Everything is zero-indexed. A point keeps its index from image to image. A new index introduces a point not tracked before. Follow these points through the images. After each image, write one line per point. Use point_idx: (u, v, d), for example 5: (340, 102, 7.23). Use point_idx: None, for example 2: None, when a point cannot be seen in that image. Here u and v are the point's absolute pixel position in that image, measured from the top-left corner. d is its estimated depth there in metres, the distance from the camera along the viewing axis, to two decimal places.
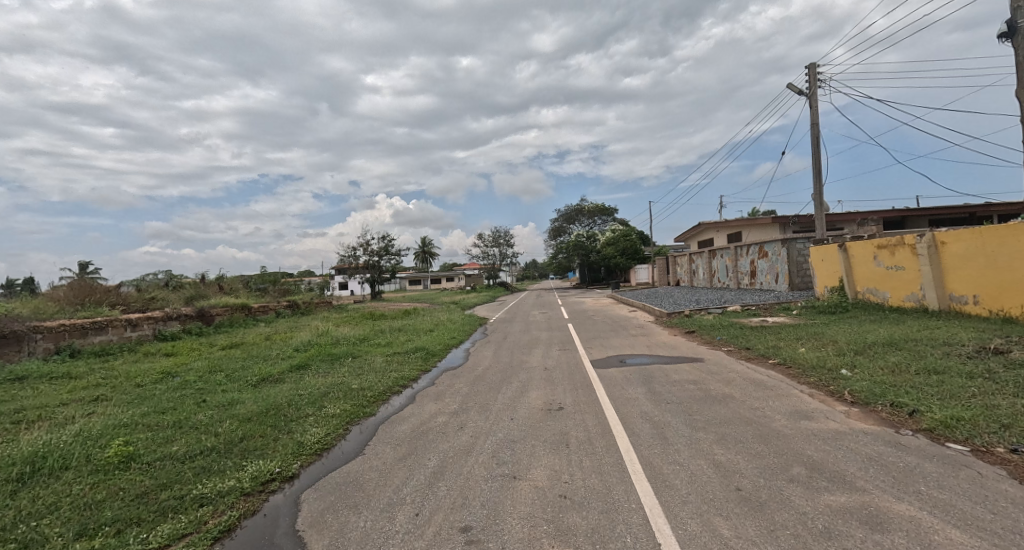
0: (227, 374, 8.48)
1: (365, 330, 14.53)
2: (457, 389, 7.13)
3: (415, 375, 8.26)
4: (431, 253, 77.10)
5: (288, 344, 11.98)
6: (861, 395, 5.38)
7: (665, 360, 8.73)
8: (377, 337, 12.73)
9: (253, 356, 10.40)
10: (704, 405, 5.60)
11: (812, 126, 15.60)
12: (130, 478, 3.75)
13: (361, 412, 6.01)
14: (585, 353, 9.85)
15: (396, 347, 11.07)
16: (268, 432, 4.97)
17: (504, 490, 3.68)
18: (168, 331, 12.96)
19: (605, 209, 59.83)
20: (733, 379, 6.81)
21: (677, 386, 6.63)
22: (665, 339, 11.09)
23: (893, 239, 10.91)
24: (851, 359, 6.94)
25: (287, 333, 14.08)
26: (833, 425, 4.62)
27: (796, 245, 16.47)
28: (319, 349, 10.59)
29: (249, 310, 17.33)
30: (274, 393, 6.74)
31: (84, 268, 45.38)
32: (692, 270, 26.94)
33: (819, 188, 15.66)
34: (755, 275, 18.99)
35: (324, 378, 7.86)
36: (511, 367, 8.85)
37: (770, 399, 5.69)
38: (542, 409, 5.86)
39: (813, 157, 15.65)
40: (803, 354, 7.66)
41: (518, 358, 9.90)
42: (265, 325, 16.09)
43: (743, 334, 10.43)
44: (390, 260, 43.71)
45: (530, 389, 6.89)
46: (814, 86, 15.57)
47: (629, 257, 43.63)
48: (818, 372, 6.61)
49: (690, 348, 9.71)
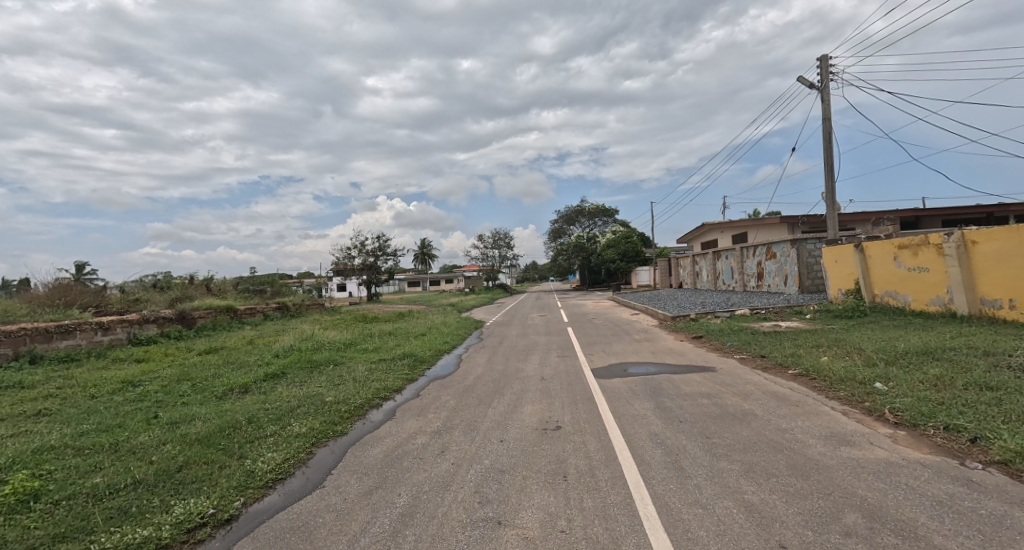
0: (194, 384, 7.74)
1: (354, 334, 13.79)
2: (442, 403, 6.39)
3: (398, 386, 7.51)
4: (430, 254, 76.58)
5: (269, 349, 11.25)
6: (906, 415, 4.63)
7: (673, 369, 7.99)
8: (366, 343, 11.97)
9: (228, 364, 9.66)
10: (723, 425, 4.86)
11: (824, 121, 14.89)
12: (22, 526, 3.02)
13: (331, 431, 5.27)
14: (585, 360, 9.12)
15: (383, 353, 10.33)
16: (215, 458, 4.24)
17: (485, 542, 2.95)
18: (144, 334, 12.21)
19: (606, 210, 59.11)
20: (752, 393, 6.06)
21: (690, 400, 5.89)
22: (671, 346, 10.35)
23: (916, 239, 10.18)
24: (882, 370, 6.21)
25: (271, 337, 13.34)
26: (881, 453, 3.88)
27: (807, 245, 15.75)
28: (299, 356, 9.84)
29: (235, 313, 16.60)
30: (236, 407, 5.98)
31: (80, 269, 45.22)
32: (696, 271, 26.22)
33: (831, 186, 14.93)
34: (763, 277, 18.23)
35: (297, 389, 7.11)
36: (505, 376, 8.11)
37: (798, 418, 4.95)
38: (537, 428, 5.12)
39: (825, 153, 14.93)
40: (828, 364, 6.92)
41: (513, 365, 9.17)
42: (250, 328, 15.35)
43: (755, 340, 9.69)
44: (387, 261, 43.03)
45: (524, 404, 6.15)
46: (825, 80, 14.87)
47: (630, 258, 42.90)
48: (849, 385, 5.87)
49: (700, 356, 8.96)
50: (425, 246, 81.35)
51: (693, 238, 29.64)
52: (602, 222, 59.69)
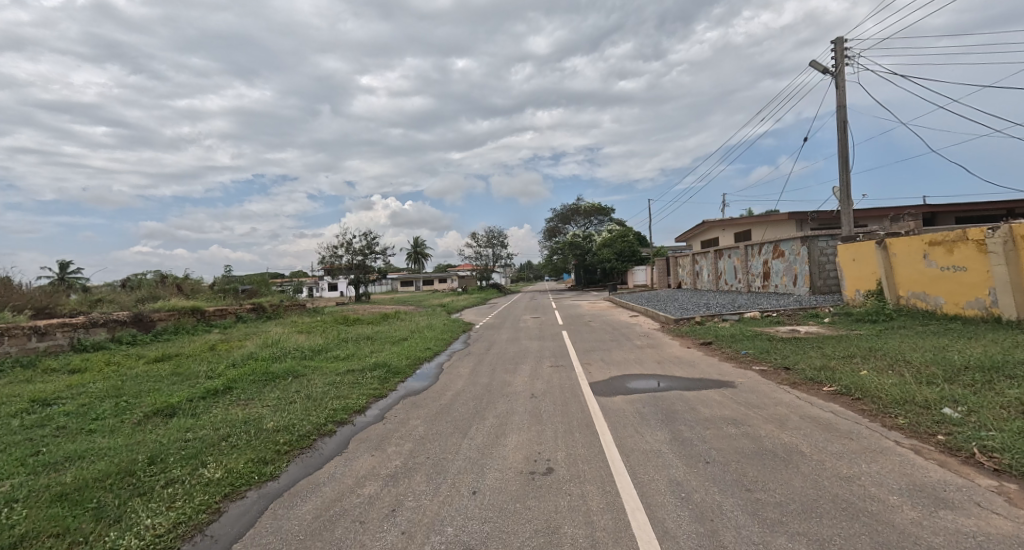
0: (119, 402, 6.48)
1: (327, 339, 12.52)
2: (407, 432, 5.20)
3: (361, 406, 6.31)
4: (423, 254, 75.30)
5: (228, 356, 10.00)
6: (1008, 458, 3.51)
7: (686, 384, 6.82)
8: (338, 350, 10.72)
9: (174, 376, 8.38)
10: (766, 471, 3.69)
11: (839, 109, 13.83)
12: None
13: (256, 472, 4.04)
14: (582, 372, 7.97)
15: (354, 363, 9.11)
16: (72, 528, 3.02)
17: None
18: (90, 339, 10.89)
19: (602, 209, 58.04)
20: (788, 418, 4.92)
21: (713, 429, 4.75)
22: (679, 354, 9.20)
23: (951, 234, 9.13)
24: (946, 389, 5.09)
25: (235, 342, 12.07)
26: (1003, 525, 2.75)
27: (818, 243, 14.69)
28: (256, 366, 8.58)
29: (202, 314, 15.26)
30: (147, 438, 4.73)
31: (61, 266, 43.93)
32: (696, 271, 25.18)
33: (846, 180, 13.88)
34: (770, 276, 17.19)
35: (238, 411, 5.87)
36: (488, 392, 6.93)
37: (860, 459, 3.81)
38: (522, 474, 3.94)
39: (840, 143, 13.87)
40: (872, 380, 5.80)
41: (500, 377, 7.99)
42: (218, 332, 14.09)
43: (774, 348, 8.57)
44: (376, 260, 41.67)
45: (507, 433, 4.97)
46: (840, 64, 13.83)
47: (627, 258, 41.80)
48: (910, 410, 4.73)
49: (713, 368, 7.82)
50: (418, 246, 79.97)
51: (693, 237, 28.58)
52: (597, 222, 58.66)
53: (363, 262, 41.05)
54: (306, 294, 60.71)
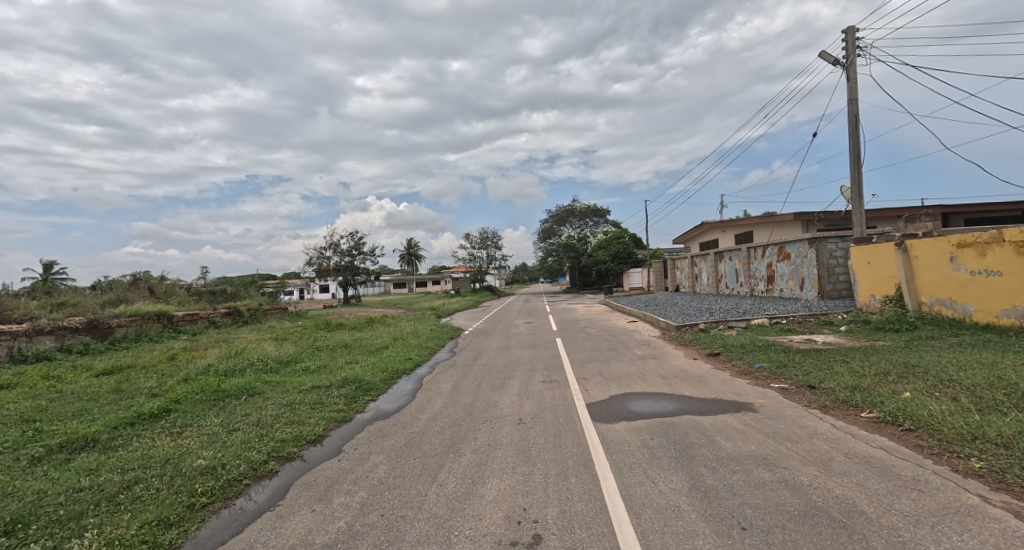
0: (29, 429, 5.42)
1: (300, 347, 11.50)
2: (363, 475, 4.20)
3: (317, 435, 5.31)
4: (416, 255, 74.24)
5: (183, 368, 8.93)
6: None
7: (698, 406, 5.90)
8: (308, 361, 9.64)
9: (111, 392, 7.28)
10: (825, 546, 2.76)
11: (850, 102, 13.02)
12: None
13: (146, 543, 3.03)
14: (578, 390, 7.03)
15: (322, 378, 8.09)
16: None
17: None
18: (33, 349, 9.81)
19: (597, 210, 57.30)
20: (833, 458, 3.98)
21: (741, 473, 3.82)
22: (686, 368, 8.27)
23: (983, 236, 8.29)
24: (1020, 420, 4.18)
25: (197, 351, 10.97)
26: None
27: (827, 245, 13.86)
28: (209, 381, 7.53)
29: (170, 320, 14.15)
30: (24, 489, 3.67)
31: (45, 267, 42.69)
32: (695, 274, 24.36)
33: (857, 178, 13.06)
34: (775, 280, 16.38)
35: (164, 444, 4.83)
36: (470, 416, 5.97)
37: (946, 527, 2.88)
38: (500, 546, 2.97)
39: (851, 139, 13.06)
40: (920, 406, 4.90)
41: (485, 396, 7.04)
42: (184, 339, 13.01)
43: (792, 361, 7.68)
44: (365, 261, 40.53)
45: (486, 478, 4.01)
46: (851, 55, 13.05)
47: (623, 260, 40.94)
48: (983, 448, 3.83)
49: (726, 385, 6.91)
50: (412, 247, 78.72)
51: (691, 239, 27.74)
52: (592, 224, 57.90)
53: (352, 263, 39.91)
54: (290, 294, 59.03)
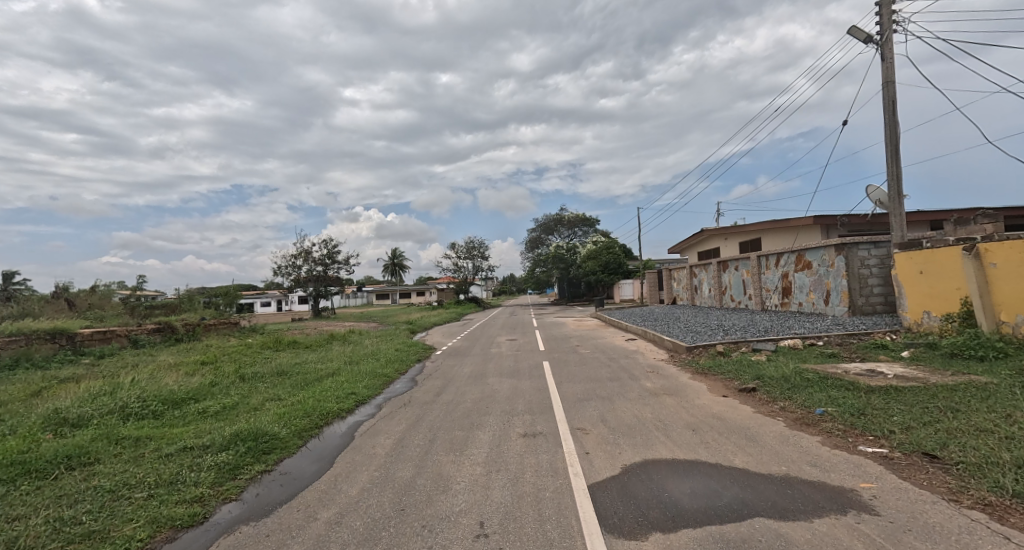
0: None
1: (216, 377, 9.01)
2: None
3: None
4: (399, 265, 71.76)
5: (20, 412, 6.31)
6: None
7: (770, 496, 3.65)
8: (209, 402, 7.07)
9: None
10: None
11: (886, 84, 11.14)
12: None
13: None
14: (575, 458, 4.73)
15: (209, 429, 5.64)
16: None
17: None
18: None
19: (586, 220, 55.62)
20: None
21: None
22: (719, 414, 6.04)
23: None
24: None
25: (77, 382, 8.46)
26: None
27: (858, 252, 11.90)
28: (25, 439, 4.99)
29: (71, 340, 11.61)
30: None
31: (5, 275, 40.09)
32: (694, 285, 22.42)
33: (895, 173, 11.13)
34: (792, 292, 14.43)
35: None
36: (400, 516, 3.61)
37: None
38: None
39: (888, 127, 11.16)
40: None
41: (436, 466, 4.69)
42: (79, 363, 10.46)
43: (871, 404, 5.52)
44: (339, 269, 37.90)
45: None
46: (886, 32, 11.22)
47: (613, 271, 38.98)
48: None
49: (790, 445, 4.73)
50: (394, 257, 76.11)
51: (687, 248, 25.81)
52: (581, 234, 56.23)
53: (325, 273, 37.42)
54: (247, 306, 54.82)
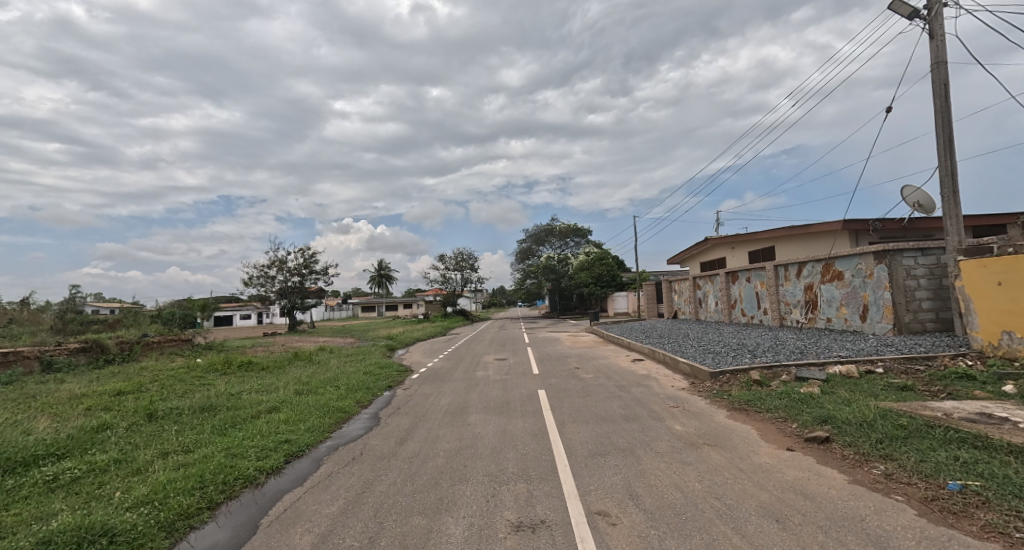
0: None
1: (112, 417, 6.87)
2: None
3: None
4: (384, 277, 69.48)
5: None
6: None
7: None
8: (70, 463, 4.98)
9: None
10: None
11: (936, 64, 9.55)
12: None
13: None
14: None
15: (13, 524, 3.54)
16: None
17: None
18: None
19: (577, 230, 53.90)
20: None
21: None
22: (800, 486, 4.13)
23: None
24: None
25: None
26: None
27: (903, 260, 10.18)
28: None
29: None
30: None
31: None
32: (699, 298, 20.68)
33: (949, 169, 9.48)
34: (819, 307, 12.69)
35: None
36: None
37: None
38: None
39: (941, 115, 9.54)
40: None
41: None
42: None
43: None
44: (317, 280, 35.63)
45: None
46: (935, 5, 9.70)
47: (606, 283, 37.26)
48: None
49: None
50: (380, 269, 73.84)
51: (689, 258, 24.15)
52: (573, 244, 54.69)
53: (302, 285, 35.16)
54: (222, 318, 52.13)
